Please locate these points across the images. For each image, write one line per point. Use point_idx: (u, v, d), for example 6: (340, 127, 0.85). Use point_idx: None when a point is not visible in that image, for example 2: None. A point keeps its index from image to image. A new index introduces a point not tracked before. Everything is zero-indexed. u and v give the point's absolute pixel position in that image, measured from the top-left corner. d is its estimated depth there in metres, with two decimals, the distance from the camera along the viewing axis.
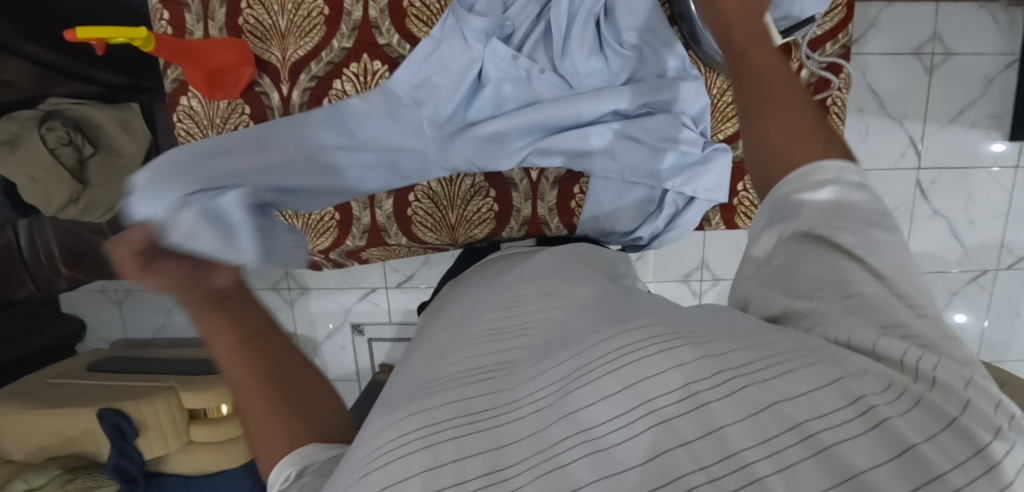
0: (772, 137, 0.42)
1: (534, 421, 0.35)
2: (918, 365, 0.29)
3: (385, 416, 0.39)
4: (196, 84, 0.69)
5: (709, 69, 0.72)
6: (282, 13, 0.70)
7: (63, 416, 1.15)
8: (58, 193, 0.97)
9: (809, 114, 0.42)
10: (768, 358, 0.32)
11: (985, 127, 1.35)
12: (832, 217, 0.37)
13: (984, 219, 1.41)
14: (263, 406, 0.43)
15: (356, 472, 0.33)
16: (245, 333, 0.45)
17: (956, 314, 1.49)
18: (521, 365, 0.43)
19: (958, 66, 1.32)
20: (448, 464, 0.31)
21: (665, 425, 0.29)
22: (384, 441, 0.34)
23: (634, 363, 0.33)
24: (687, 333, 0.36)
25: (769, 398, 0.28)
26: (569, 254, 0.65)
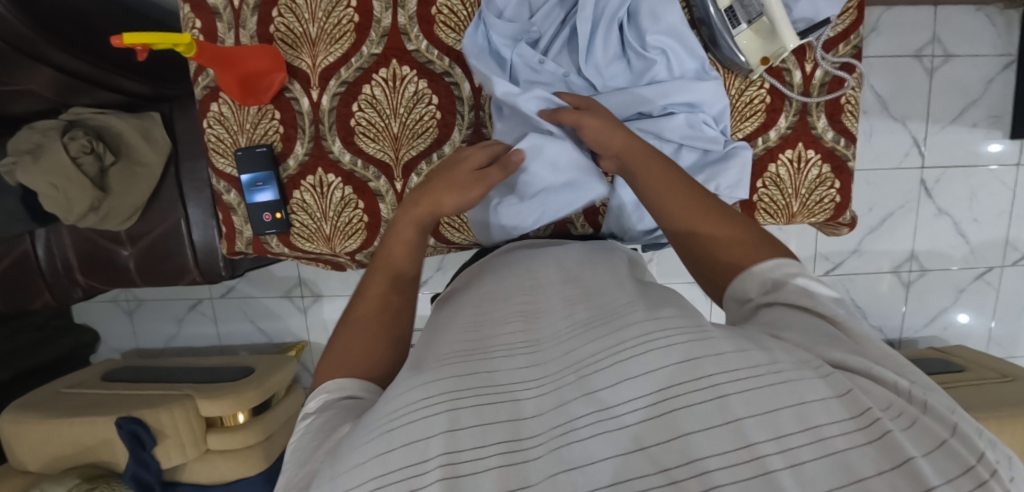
0: (702, 235, 0.53)
1: (550, 398, 0.37)
2: (917, 393, 0.33)
3: (412, 377, 0.40)
4: (230, 89, 0.71)
5: (727, 71, 0.74)
6: (313, 21, 0.72)
7: (81, 425, 1.15)
8: (80, 200, 0.98)
9: (742, 233, 0.53)
10: (784, 363, 0.34)
11: (986, 127, 1.38)
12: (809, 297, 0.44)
13: (988, 217, 1.44)
14: (367, 317, 0.54)
15: (381, 424, 0.35)
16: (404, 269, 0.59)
17: (962, 312, 1.51)
18: (543, 344, 0.46)
19: (958, 67, 1.35)
20: (470, 427, 0.34)
21: (680, 416, 0.31)
22: (412, 399, 0.36)
23: (670, 349, 0.35)
24: (702, 327, 0.38)
25: (787, 400, 0.30)
26: (585, 256, 0.68)
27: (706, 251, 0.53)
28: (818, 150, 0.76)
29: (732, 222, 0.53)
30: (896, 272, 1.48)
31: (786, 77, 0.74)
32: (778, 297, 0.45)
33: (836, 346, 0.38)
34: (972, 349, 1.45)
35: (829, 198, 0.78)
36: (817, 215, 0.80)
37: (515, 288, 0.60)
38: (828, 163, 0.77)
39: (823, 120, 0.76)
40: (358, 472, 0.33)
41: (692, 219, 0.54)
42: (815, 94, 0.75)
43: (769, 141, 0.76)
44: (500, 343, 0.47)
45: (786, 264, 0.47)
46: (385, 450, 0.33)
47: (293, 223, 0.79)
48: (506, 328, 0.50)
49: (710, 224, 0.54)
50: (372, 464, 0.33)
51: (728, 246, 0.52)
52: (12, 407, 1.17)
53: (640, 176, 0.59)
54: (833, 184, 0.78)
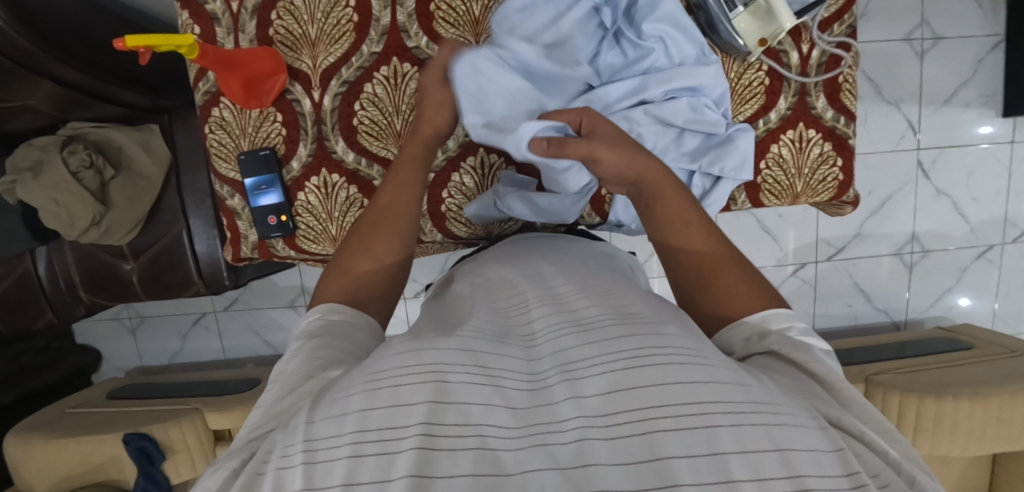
0: (708, 268, 0.56)
1: (540, 394, 0.37)
2: (902, 464, 0.35)
3: (407, 342, 0.42)
4: (234, 93, 0.72)
5: (726, 55, 0.75)
6: (312, 22, 0.72)
7: (89, 444, 1.14)
8: (82, 215, 0.98)
9: (738, 268, 0.56)
10: (781, 405, 0.35)
11: (978, 106, 1.40)
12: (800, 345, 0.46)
13: (986, 195, 1.45)
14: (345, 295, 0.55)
15: (364, 382, 0.37)
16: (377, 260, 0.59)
17: (965, 294, 1.52)
18: (540, 334, 0.46)
19: (948, 49, 1.37)
20: (454, 403, 0.35)
21: (665, 437, 0.32)
22: (402, 364, 0.38)
23: (675, 366, 0.36)
24: (705, 352, 0.39)
25: (777, 444, 0.31)
26: (580, 253, 0.69)
27: (716, 286, 0.55)
28: (819, 129, 0.77)
29: (729, 259, 0.56)
30: (897, 255, 1.48)
31: (783, 58, 0.75)
32: (758, 346, 0.47)
33: (822, 400, 0.40)
34: (976, 327, 1.45)
35: (832, 176, 0.79)
36: (820, 195, 0.80)
37: (519, 274, 0.62)
38: (829, 141, 0.77)
39: (822, 100, 0.76)
40: (337, 425, 0.35)
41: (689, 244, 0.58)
42: (812, 74, 0.76)
43: (770, 122, 0.77)
44: (501, 327, 0.48)
45: (772, 317, 0.51)
46: (366, 408, 0.35)
47: (299, 225, 0.79)
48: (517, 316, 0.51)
49: (721, 273, 0.56)
50: (350, 421, 0.35)
51: (732, 283, 0.55)
52: (18, 428, 1.16)
53: (658, 200, 0.60)
54: (835, 162, 0.78)
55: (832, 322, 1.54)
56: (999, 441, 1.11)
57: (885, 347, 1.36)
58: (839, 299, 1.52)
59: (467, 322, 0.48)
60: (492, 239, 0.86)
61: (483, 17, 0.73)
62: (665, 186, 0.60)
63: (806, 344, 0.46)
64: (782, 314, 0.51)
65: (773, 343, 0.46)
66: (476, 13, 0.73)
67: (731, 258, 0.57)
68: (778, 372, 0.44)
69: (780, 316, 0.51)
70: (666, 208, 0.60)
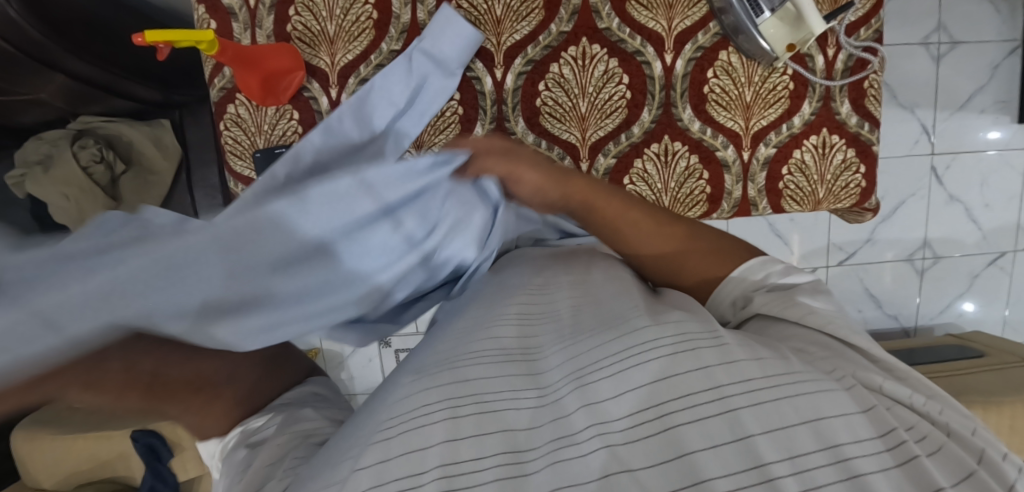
0: (682, 261, 0.56)
1: (547, 410, 0.38)
2: (926, 408, 0.37)
3: (414, 381, 0.42)
4: (250, 90, 0.71)
5: (750, 60, 0.74)
6: (331, 19, 0.72)
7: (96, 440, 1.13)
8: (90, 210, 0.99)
9: (714, 250, 0.56)
10: (800, 371, 0.36)
11: (994, 112, 1.39)
12: (786, 299, 0.48)
13: (999, 202, 1.44)
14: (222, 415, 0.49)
15: (378, 434, 0.37)
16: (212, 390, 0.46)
17: (976, 298, 1.51)
18: (545, 344, 0.46)
19: (965, 53, 1.35)
20: (468, 437, 0.35)
21: (688, 430, 0.32)
22: (408, 408, 0.38)
23: (684, 355, 0.36)
24: (709, 331, 0.40)
25: (806, 417, 0.32)
26: (581, 249, 0.68)
27: (686, 277, 0.56)
28: (842, 135, 0.76)
29: (707, 243, 0.56)
30: (908, 260, 1.47)
31: (809, 62, 0.74)
32: (751, 309, 0.50)
33: (837, 357, 0.41)
34: (987, 335, 1.44)
35: (854, 183, 0.78)
36: (842, 201, 0.79)
37: (509, 279, 0.60)
38: (852, 147, 0.76)
39: (847, 105, 0.75)
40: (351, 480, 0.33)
41: (652, 239, 0.57)
42: (838, 78, 0.75)
43: (794, 127, 0.76)
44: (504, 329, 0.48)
45: (748, 270, 0.53)
46: (383, 459, 0.34)
47: None
48: (515, 317, 0.51)
49: (693, 254, 0.56)
50: (367, 473, 0.33)
51: (706, 267, 0.55)
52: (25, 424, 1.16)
53: (598, 212, 0.58)
54: (858, 169, 0.77)
55: None
56: (1013, 451, 1.10)
57: (894, 354, 1.36)
58: (849, 305, 1.51)
59: (457, 337, 0.47)
60: None
61: (505, 16, 0.72)
62: (597, 198, 0.57)
63: (791, 297, 0.48)
64: (757, 265, 0.54)
65: (759, 306, 0.49)
66: (499, 13, 0.72)
67: (692, 238, 0.57)
68: (777, 335, 0.46)
69: (755, 267, 0.53)
70: (613, 216, 0.57)
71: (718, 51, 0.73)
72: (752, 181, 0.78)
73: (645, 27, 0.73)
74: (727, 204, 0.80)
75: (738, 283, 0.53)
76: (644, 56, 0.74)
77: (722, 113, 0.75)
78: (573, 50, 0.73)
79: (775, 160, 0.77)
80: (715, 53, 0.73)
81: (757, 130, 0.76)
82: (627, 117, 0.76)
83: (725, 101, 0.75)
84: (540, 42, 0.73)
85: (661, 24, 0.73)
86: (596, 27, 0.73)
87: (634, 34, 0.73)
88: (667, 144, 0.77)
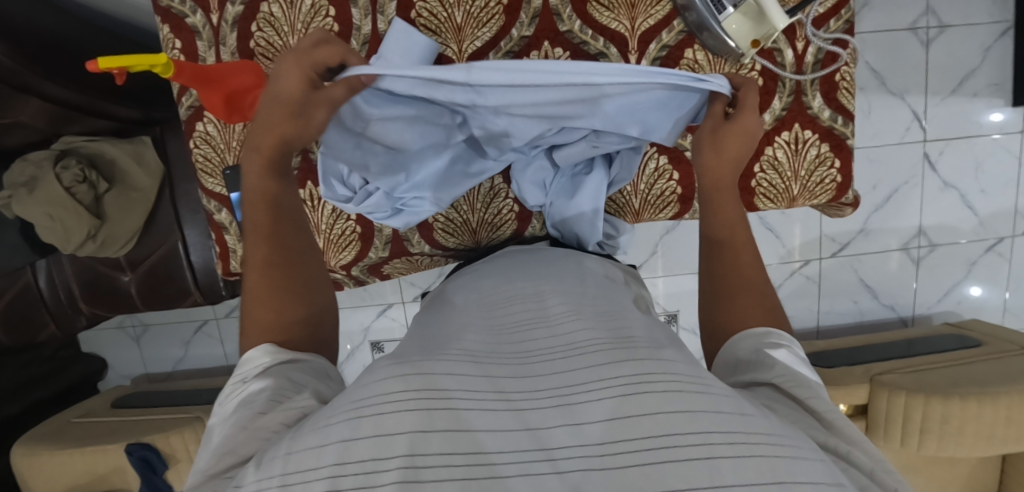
0: (730, 302, 0.57)
1: (526, 419, 0.35)
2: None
3: (392, 366, 0.40)
4: (214, 107, 0.70)
5: (716, 56, 0.73)
6: (292, 34, 0.73)
7: (92, 454, 1.15)
8: (77, 229, 0.99)
9: (758, 301, 0.56)
10: (783, 437, 0.33)
11: (987, 96, 1.36)
12: (804, 381, 0.43)
13: (996, 187, 1.41)
14: (271, 293, 0.55)
15: (349, 411, 0.35)
16: (281, 247, 0.58)
17: (975, 285, 1.48)
18: (536, 355, 0.45)
19: (955, 37, 1.33)
20: (440, 432, 0.33)
21: (663, 470, 0.29)
22: (388, 390, 0.36)
23: (676, 395, 0.35)
24: (705, 381, 0.38)
25: (773, 476, 0.28)
26: (569, 270, 0.66)
27: (726, 318, 0.56)
28: (815, 130, 0.75)
29: (759, 297, 0.56)
30: (904, 249, 1.45)
31: (777, 57, 0.72)
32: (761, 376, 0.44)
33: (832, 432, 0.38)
34: (987, 322, 1.42)
35: (829, 178, 0.77)
36: (818, 197, 0.79)
37: (509, 295, 0.61)
38: (826, 142, 0.75)
39: (818, 99, 0.74)
40: (316, 457, 0.33)
41: (720, 269, 0.60)
42: (808, 72, 0.73)
43: (765, 124, 0.74)
44: (506, 343, 0.48)
45: (774, 335, 0.50)
46: (349, 439, 0.33)
47: None
48: (523, 334, 0.50)
49: (744, 293, 0.57)
50: (331, 451, 0.32)
51: (739, 314, 0.55)
52: (24, 439, 1.18)
53: (715, 204, 0.63)
54: (833, 164, 0.76)
55: (838, 319, 1.52)
56: (1010, 442, 1.09)
57: (891, 346, 1.34)
58: (844, 296, 1.50)
59: (458, 343, 0.47)
60: (481, 249, 0.89)
61: (466, 23, 0.71)
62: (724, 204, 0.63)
63: (806, 377, 0.43)
64: (783, 338, 0.50)
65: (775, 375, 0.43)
66: (459, 19, 0.71)
67: (755, 286, 0.58)
68: (773, 407, 0.41)
69: (782, 336, 0.50)
70: (722, 222, 0.62)
71: (684, 49, 0.73)
72: None
73: (608, 28, 0.72)
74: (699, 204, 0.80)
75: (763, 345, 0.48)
76: (608, 57, 0.73)
77: None
78: (536, 55, 0.73)
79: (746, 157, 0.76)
80: (680, 50, 0.73)
81: None
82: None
83: None
84: (501, 48, 0.73)
85: (623, 24, 0.72)
86: (558, 29, 0.72)
87: (597, 35, 0.72)
88: None
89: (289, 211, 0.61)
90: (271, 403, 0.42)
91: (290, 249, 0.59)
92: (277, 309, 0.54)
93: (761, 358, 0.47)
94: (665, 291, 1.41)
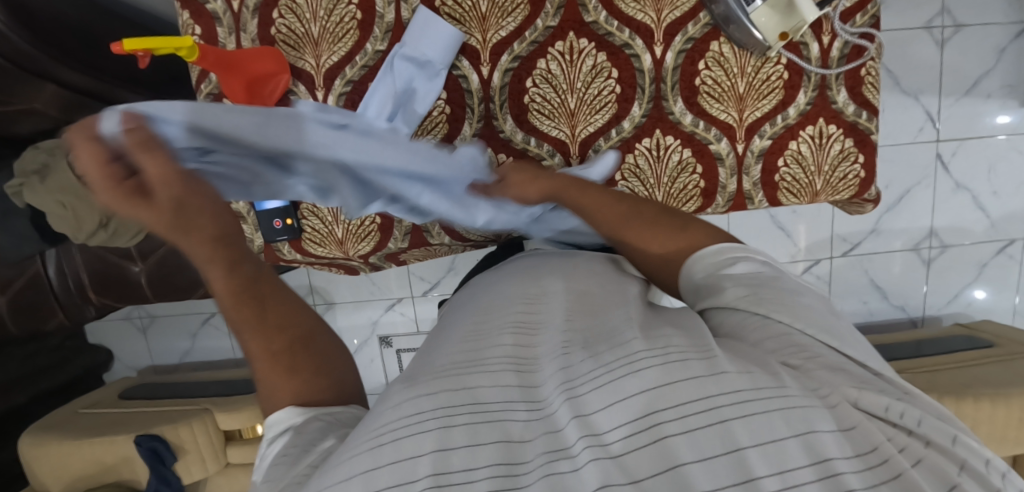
0: (669, 255, 0.60)
1: (545, 423, 0.36)
2: (912, 424, 0.34)
3: (406, 389, 0.40)
4: (236, 93, 0.72)
5: (742, 49, 0.72)
6: (315, 21, 0.72)
7: (101, 445, 1.15)
8: (88, 218, 0.98)
9: (679, 227, 0.61)
10: (790, 389, 0.34)
11: (1001, 97, 1.35)
12: (759, 287, 0.49)
13: (1009, 189, 1.41)
14: (291, 378, 0.48)
15: (368, 441, 0.35)
16: (277, 331, 0.49)
17: (984, 287, 1.48)
18: (542, 356, 0.45)
19: (969, 37, 1.32)
20: (462, 447, 0.33)
21: (677, 443, 0.31)
22: (401, 418, 0.35)
23: (674, 366, 0.35)
24: (698, 345, 0.39)
25: (797, 429, 0.30)
26: (581, 260, 0.65)
27: (667, 268, 0.60)
28: (839, 125, 0.74)
29: (681, 224, 0.61)
30: (914, 250, 1.45)
31: (803, 51, 0.72)
32: (727, 300, 0.49)
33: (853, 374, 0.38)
34: (996, 324, 1.42)
35: (853, 173, 0.76)
36: (840, 193, 0.78)
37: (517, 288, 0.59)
38: (850, 137, 0.75)
39: (844, 94, 0.73)
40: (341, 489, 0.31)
41: (641, 231, 0.61)
42: (833, 67, 0.73)
43: (789, 118, 0.74)
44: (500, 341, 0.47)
45: (729, 249, 0.55)
46: (372, 467, 0.32)
47: (303, 229, 0.84)
48: (508, 326, 0.50)
49: (677, 240, 0.59)
50: (356, 483, 0.31)
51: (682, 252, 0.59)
52: (31, 429, 1.18)
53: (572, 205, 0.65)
54: (857, 159, 0.76)
55: (846, 319, 1.52)
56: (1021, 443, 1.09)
57: (900, 346, 1.34)
58: (854, 296, 1.49)
59: (445, 357, 0.46)
60: (501, 241, 0.89)
61: (490, 12, 0.71)
62: (585, 196, 0.64)
63: (763, 287, 0.49)
64: (733, 249, 0.55)
65: (736, 295, 0.49)
66: (484, 8, 0.71)
67: (674, 221, 0.61)
68: (753, 337, 0.45)
69: (738, 249, 0.55)
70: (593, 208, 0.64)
71: (709, 43, 0.72)
72: (747, 174, 0.77)
73: (634, 20, 0.71)
74: (721, 199, 0.79)
75: (713, 273, 0.53)
76: (633, 49, 0.72)
77: (715, 106, 0.74)
78: (561, 45, 0.72)
79: (770, 152, 0.76)
80: (706, 43, 0.72)
81: (750, 122, 0.74)
82: (617, 111, 0.75)
83: (717, 93, 0.74)
84: (526, 38, 0.72)
85: (649, 16, 0.71)
86: (583, 20, 0.71)
87: (622, 27, 0.71)
88: (658, 138, 0.76)
89: (267, 288, 0.49)
90: (305, 451, 0.41)
91: (287, 317, 0.50)
92: (292, 386, 0.48)
93: (718, 277, 0.53)
94: None
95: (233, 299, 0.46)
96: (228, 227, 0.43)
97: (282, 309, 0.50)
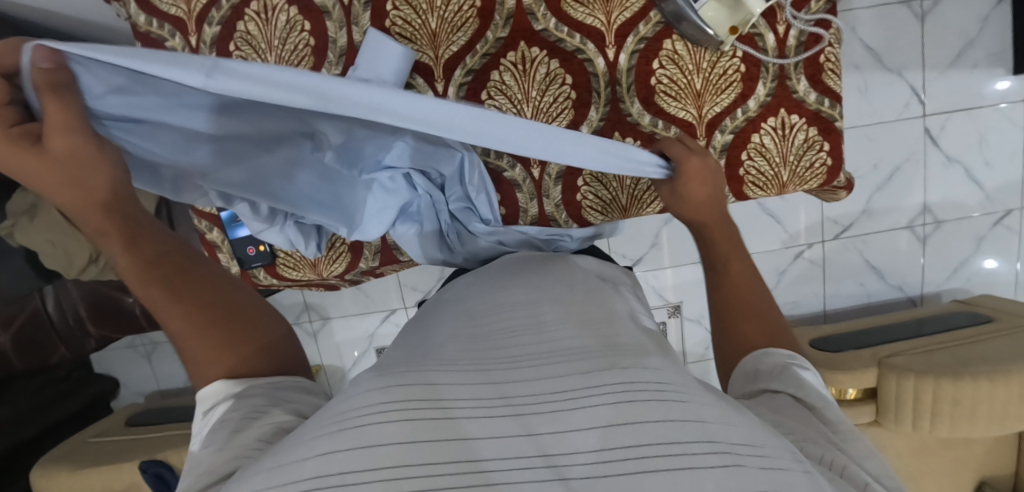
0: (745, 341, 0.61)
1: (512, 423, 0.35)
2: None
3: (377, 377, 0.39)
4: None
5: (696, 46, 0.72)
6: (270, 51, 0.74)
7: (107, 472, 1.17)
8: (78, 252, 1.04)
9: (770, 326, 0.62)
10: (765, 448, 0.35)
11: (987, 66, 1.32)
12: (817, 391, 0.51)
13: (1002, 160, 1.38)
14: (218, 352, 0.49)
15: (331, 422, 0.34)
16: (209, 313, 0.50)
17: (984, 260, 1.45)
18: (524, 358, 0.43)
19: (949, 8, 1.29)
20: (424, 440, 0.32)
21: (643, 477, 0.31)
22: (374, 399, 0.35)
23: (662, 404, 0.35)
24: (683, 389, 0.39)
25: (762, 486, 0.31)
26: (561, 269, 0.65)
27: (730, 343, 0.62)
28: (802, 114, 0.73)
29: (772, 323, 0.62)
30: (910, 228, 1.42)
31: (759, 42, 0.71)
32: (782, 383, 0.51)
33: None
34: (997, 297, 1.40)
35: (819, 161, 0.75)
36: (809, 182, 0.77)
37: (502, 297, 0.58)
38: (814, 126, 0.74)
39: (804, 82, 0.73)
40: (297, 470, 0.31)
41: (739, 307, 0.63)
42: (791, 56, 0.72)
43: (750, 111, 0.73)
44: (482, 349, 0.47)
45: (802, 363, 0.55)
46: (331, 450, 0.32)
47: (277, 254, 0.87)
48: (499, 337, 0.49)
49: (747, 319, 0.62)
50: (311, 463, 0.31)
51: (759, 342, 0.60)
52: (43, 460, 1.22)
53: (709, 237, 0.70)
54: (822, 147, 0.75)
55: (843, 302, 1.50)
56: None
57: (900, 326, 1.32)
58: (851, 278, 1.48)
59: (433, 353, 0.45)
60: None
61: (440, 28, 0.71)
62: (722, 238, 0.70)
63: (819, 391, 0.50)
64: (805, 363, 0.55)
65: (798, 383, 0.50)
66: (434, 25, 0.71)
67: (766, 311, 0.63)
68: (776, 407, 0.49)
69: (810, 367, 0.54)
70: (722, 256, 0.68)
71: (662, 41, 0.72)
72: None
73: (583, 24, 0.71)
74: None
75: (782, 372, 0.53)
76: (585, 53, 0.72)
77: (673, 104, 0.74)
78: (513, 55, 0.72)
79: (732, 146, 0.75)
80: (659, 42, 0.72)
81: (711, 118, 0.74)
82: (574, 117, 0.75)
83: (674, 90, 0.73)
84: (478, 50, 0.72)
85: (599, 19, 0.71)
86: (533, 29, 0.71)
87: (573, 32, 0.71)
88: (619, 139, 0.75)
89: (197, 270, 0.52)
90: (246, 420, 0.43)
91: (218, 294, 0.52)
92: (228, 359, 0.49)
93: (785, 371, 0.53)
94: (673, 282, 1.41)
95: (145, 271, 0.49)
96: (119, 189, 0.50)
97: (217, 290, 0.52)
